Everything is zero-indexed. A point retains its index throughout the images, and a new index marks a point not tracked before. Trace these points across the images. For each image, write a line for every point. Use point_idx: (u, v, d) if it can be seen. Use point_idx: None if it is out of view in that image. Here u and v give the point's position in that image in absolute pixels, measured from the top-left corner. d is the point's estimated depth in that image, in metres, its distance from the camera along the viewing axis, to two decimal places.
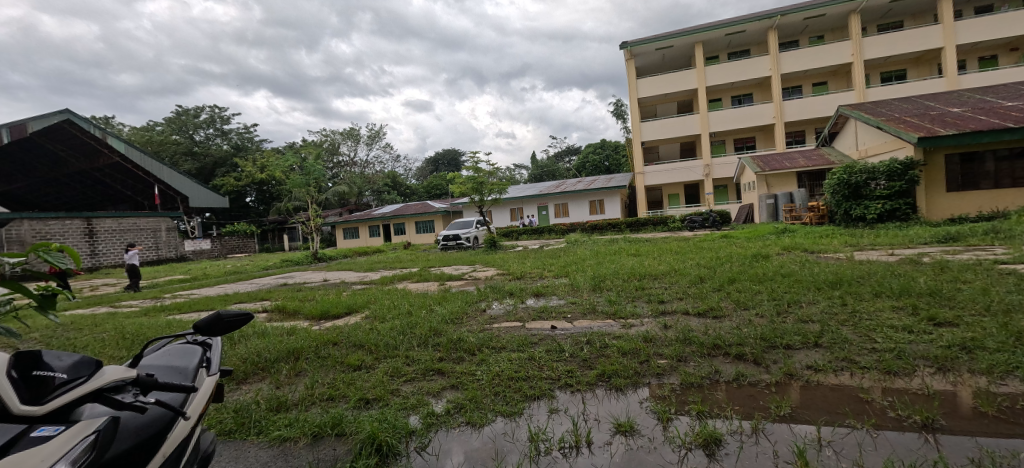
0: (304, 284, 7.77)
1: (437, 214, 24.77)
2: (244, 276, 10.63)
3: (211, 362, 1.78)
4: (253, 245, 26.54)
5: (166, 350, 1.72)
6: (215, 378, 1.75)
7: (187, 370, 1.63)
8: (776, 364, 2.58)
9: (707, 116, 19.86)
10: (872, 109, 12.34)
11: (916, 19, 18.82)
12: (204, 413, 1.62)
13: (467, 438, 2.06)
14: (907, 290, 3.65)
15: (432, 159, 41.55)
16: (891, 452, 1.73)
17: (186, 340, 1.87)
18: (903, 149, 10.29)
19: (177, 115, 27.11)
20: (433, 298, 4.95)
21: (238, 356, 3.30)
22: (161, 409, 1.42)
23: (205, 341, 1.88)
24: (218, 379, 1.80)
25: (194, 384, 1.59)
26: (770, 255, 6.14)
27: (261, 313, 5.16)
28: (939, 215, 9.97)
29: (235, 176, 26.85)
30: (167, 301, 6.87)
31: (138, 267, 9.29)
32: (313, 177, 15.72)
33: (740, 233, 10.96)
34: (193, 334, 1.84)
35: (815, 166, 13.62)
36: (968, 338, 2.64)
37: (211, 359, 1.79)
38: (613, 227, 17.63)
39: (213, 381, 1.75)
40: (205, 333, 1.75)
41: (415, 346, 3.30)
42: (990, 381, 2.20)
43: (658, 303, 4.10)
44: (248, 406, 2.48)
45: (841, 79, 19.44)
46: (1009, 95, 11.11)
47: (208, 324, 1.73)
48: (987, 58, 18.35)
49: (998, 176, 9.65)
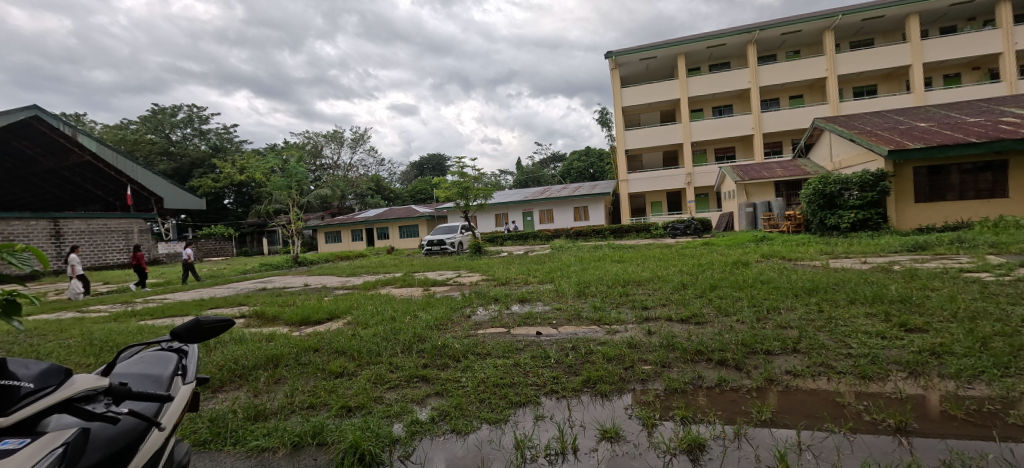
0: (282, 288, 7.57)
1: (422, 219, 24.82)
2: (221, 280, 10.27)
3: (188, 370, 1.72)
4: (230, 249, 25.95)
5: (140, 357, 1.65)
6: (191, 386, 1.69)
7: (161, 379, 1.56)
8: (757, 369, 2.64)
9: (688, 125, 20.30)
10: (846, 122, 12.82)
11: (886, 37, 19.66)
12: (179, 424, 1.57)
13: (452, 446, 2.04)
14: (879, 297, 3.77)
15: (417, 163, 41.43)
16: (868, 454, 1.78)
17: (161, 346, 1.80)
18: (875, 161, 10.70)
19: (153, 114, 26.36)
20: (417, 304, 4.86)
21: (214, 363, 3.20)
22: (134, 420, 1.37)
23: (181, 348, 1.82)
24: (195, 387, 1.75)
25: (170, 392, 1.53)
26: (750, 263, 6.25)
27: (237, 319, 4.98)
28: (909, 225, 10.35)
29: (214, 177, 26.12)
30: (139, 306, 6.55)
31: (191, 263, 10.87)
32: (295, 179, 15.40)
33: (722, 240, 11.20)
34: (168, 340, 1.78)
35: (793, 177, 14.01)
36: (937, 343, 2.74)
37: (187, 366, 1.74)
38: (597, 234, 17.83)
39: (189, 389, 1.69)
40: (182, 340, 1.69)
41: (399, 352, 3.26)
42: (959, 385, 2.29)
43: (642, 309, 4.14)
44: (225, 415, 2.39)
45: (816, 93, 20.13)
46: (973, 111, 11.67)
47: (187, 331, 1.67)
48: (951, 76, 19.26)
49: (962, 188, 10.10)
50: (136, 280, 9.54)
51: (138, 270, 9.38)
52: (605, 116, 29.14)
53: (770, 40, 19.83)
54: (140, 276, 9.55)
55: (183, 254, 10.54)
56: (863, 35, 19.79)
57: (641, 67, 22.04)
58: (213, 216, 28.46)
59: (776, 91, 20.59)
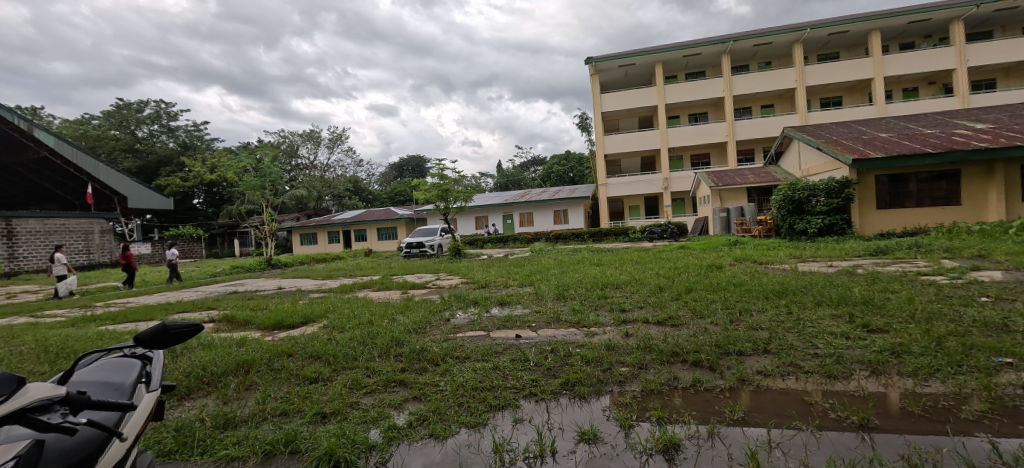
0: (255, 292, 7.34)
1: (401, 221, 24.55)
2: (190, 283, 9.87)
3: (152, 377, 1.64)
4: (199, 251, 25.01)
5: (101, 364, 1.58)
6: (156, 393, 1.62)
7: (123, 386, 1.49)
8: (730, 370, 2.71)
9: (665, 131, 20.76)
10: (813, 132, 13.36)
11: (851, 51, 20.58)
12: (142, 434, 1.50)
13: (430, 450, 2.02)
14: (844, 299, 3.95)
15: (397, 165, 41.02)
16: (834, 451, 1.85)
17: (123, 353, 1.72)
18: (840, 170, 11.19)
19: (118, 109, 25.20)
20: (395, 307, 4.80)
21: (180, 370, 3.08)
22: (93, 431, 1.30)
23: (145, 354, 1.74)
24: (160, 395, 1.68)
25: (132, 402, 1.46)
26: (723, 266, 6.44)
27: (206, 324, 4.80)
28: (871, 231, 10.86)
29: (182, 176, 25.10)
30: (99, 311, 6.20)
31: (175, 265, 10.78)
32: (269, 179, 14.96)
33: (697, 244, 11.48)
34: (131, 346, 1.70)
35: (764, 183, 14.48)
36: (897, 343, 2.88)
37: (152, 373, 1.66)
38: (577, 237, 17.97)
39: (154, 397, 1.61)
40: (147, 345, 1.62)
41: (375, 356, 3.21)
42: (916, 383, 2.41)
43: (620, 311, 4.20)
44: (191, 424, 2.30)
45: (786, 102, 20.89)
46: (929, 123, 12.34)
47: (152, 336, 1.60)
48: (909, 90, 20.31)
49: (919, 196, 10.66)
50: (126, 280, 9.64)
51: (127, 269, 9.49)
52: (584, 121, 29.50)
53: (744, 51, 20.50)
54: (129, 276, 9.58)
55: (168, 255, 10.51)
56: (830, 48, 20.69)
57: (620, 73, 22.42)
58: (181, 216, 27.43)
59: (749, 101, 21.26)
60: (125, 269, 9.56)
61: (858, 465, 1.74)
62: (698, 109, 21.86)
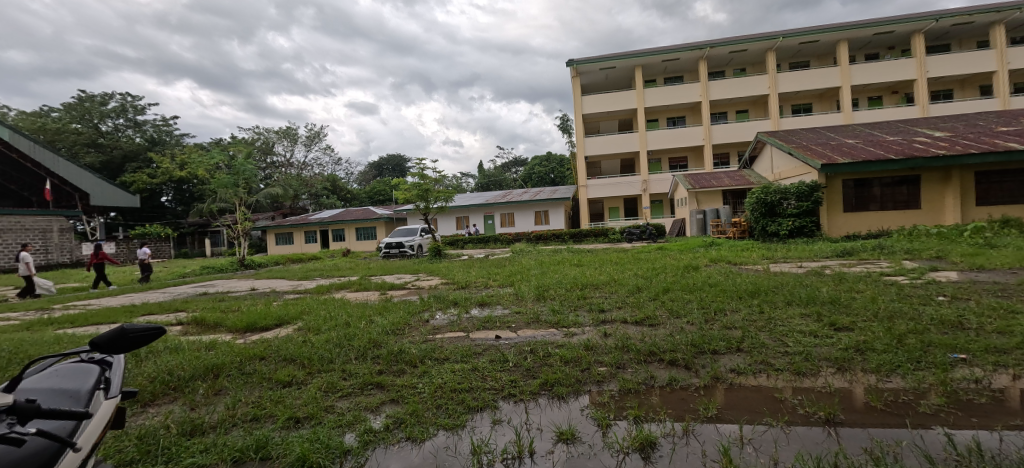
0: (228, 293, 7.09)
1: (380, 221, 24.22)
2: (159, 284, 9.48)
3: (112, 383, 1.55)
4: (167, 250, 24.04)
5: (55, 371, 1.48)
6: (116, 400, 1.53)
7: (79, 394, 1.41)
8: (704, 368, 2.77)
9: (643, 134, 21.11)
10: (785, 137, 13.82)
11: (820, 60, 21.37)
12: (98, 444, 1.42)
13: (407, 454, 1.99)
14: (813, 299, 4.09)
15: (375, 164, 40.43)
16: (801, 446, 1.91)
17: (80, 357, 1.63)
18: (810, 174, 11.60)
19: (80, 101, 23.98)
20: (373, 308, 4.71)
21: (145, 375, 2.95)
22: (43, 441, 1.22)
23: (105, 358, 1.65)
24: (120, 402, 1.59)
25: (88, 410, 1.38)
26: (699, 267, 6.61)
27: (174, 327, 4.60)
28: (838, 233, 11.30)
29: (149, 172, 24.06)
30: (59, 313, 5.87)
31: (147, 265, 10.38)
32: (242, 177, 14.48)
33: (674, 245, 11.71)
34: (89, 351, 1.60)
35: (738, 186, 14.88)
36: (862, 341, 3.01)
37: (111, 379, 1.57)
38: (557, 237, 18.09)
39: (113, 404, 1.53)
40: (105, 349, 1.53)
41: (352, 359, 3.15)
42: (879, 379, 2.52)
43: (599, 311, 4.25)
44: (156, 431, 2.21)
45: (759, 108, 21.54)
46: (892, 131, 12.93)
47: (110, 339, 1.53)
48: (874, 98, 21.23)
49: (883, 200, 11.16)
50: (96, 280, 9.29)
51: (97, 268, 9.10)
52: (565, 122, 29.73)
53: (719, 58, 21.03)
54: (100, 276, 9.23)
55: (140, 254, 10.14)
56: (800, 57, 21.43)
57: (601, 76, 22.67)
58: (147, 214, 26.34)
59: (724, 106, 21.84)
60: (95, 268, 9.19)
61: (824, 459, 1.81)
62: (676, 113, 22.30)
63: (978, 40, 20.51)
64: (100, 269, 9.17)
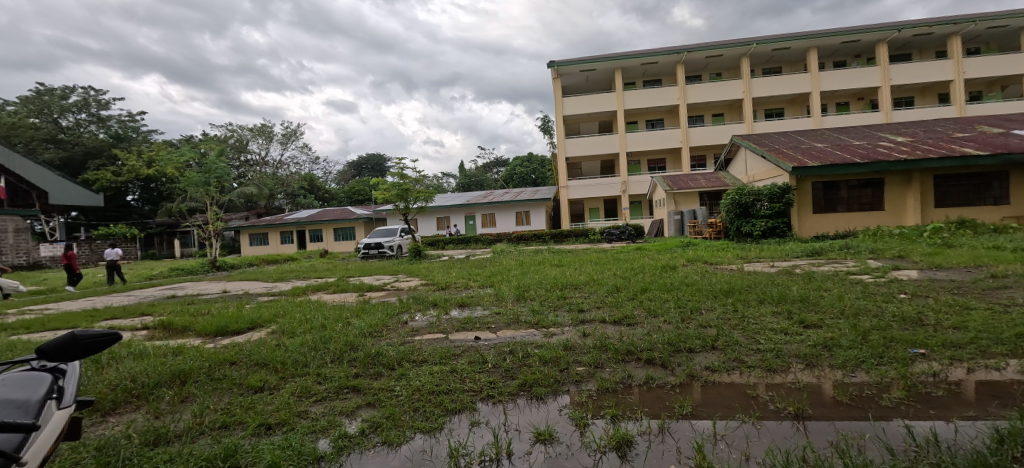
0: (198, 296, 6.84)
1: (358, 221, 23.86)
2: (124, 287, 9.09)
3: (64, 392, 1.49)
4: (135, 251, 23.10)
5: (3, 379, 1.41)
6: (69, 410, 1.47)
7: (28, 405, 1.34)
8: (680, 367, 2.82)
9: (622, 136, 21.39)
10: (758, 140, 14.20)
11: (791, 66, 22.03)
12: (50, 455, 1.35)
13: (383, 458, 1.97)
14: (784, 297, 4.22)
15: (354, 163, 39.79)
16: (772, 441, 1.97)
17: (29, 365, 1.55)
18: (781, 176, 11.96)
19: (38, 95, 22.85)
20: (351, 310, 4.65)
21: (106, 382, 2.82)
22: None
23: (57, 366, 1.57)
24: (74, 411, 1.52)
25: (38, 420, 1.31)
26: (676, 266, 6.73)
27: (140, 331, 4.43)
28: (807, 234, 11.68)
29: (114, 169, 23.09)
30: (14, 318, 5.56)
31: (115, 266, 9.98)
32: (214, 176, 14.02)
33: (653, 245, 11.88)
34: (40, 358, 1.53)
35: (714, 188, 15.22)
36: (829, 337, 3.12)
37: (64, 388, 1.50)
38: (538, 238, 18.15)
39: (65, 414, 1.46)
40: (55, 357, 1.47)
41: (328, 362, 3.09)
42: (845, 374, 2.61)
43: (578, 311, 4.29)
44: (117, 441, 2.12)
45: (733, 112, 22.07)
46: (858, 136, 13.44)
47: (61, 345, 1.46)
48: (841, 104, 22.02)
49: (849, 202, 11.59)
50: (67, 280, 9.02)
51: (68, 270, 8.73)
52: (545, 123, 29.85)
53: (696, 62, 21.48)
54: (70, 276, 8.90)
55: (108, 254, 9.75)
56: (773, 62, 22.06)
57: (581, 78, 22.87)
58: (112, 214, 25.26)
59: (700, 109, 22.32)
60: (64, 269, 8.84)
61: (792, 452, 1.87)
62: (654, 115, 22.67)
63: (937, 50, 21.52)
64: (68, 270, 8.82)
